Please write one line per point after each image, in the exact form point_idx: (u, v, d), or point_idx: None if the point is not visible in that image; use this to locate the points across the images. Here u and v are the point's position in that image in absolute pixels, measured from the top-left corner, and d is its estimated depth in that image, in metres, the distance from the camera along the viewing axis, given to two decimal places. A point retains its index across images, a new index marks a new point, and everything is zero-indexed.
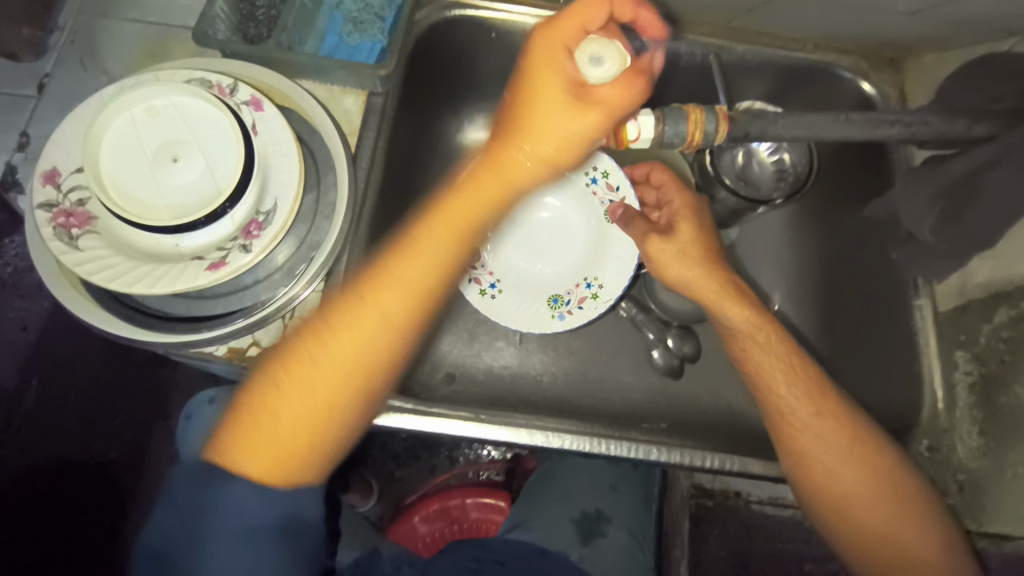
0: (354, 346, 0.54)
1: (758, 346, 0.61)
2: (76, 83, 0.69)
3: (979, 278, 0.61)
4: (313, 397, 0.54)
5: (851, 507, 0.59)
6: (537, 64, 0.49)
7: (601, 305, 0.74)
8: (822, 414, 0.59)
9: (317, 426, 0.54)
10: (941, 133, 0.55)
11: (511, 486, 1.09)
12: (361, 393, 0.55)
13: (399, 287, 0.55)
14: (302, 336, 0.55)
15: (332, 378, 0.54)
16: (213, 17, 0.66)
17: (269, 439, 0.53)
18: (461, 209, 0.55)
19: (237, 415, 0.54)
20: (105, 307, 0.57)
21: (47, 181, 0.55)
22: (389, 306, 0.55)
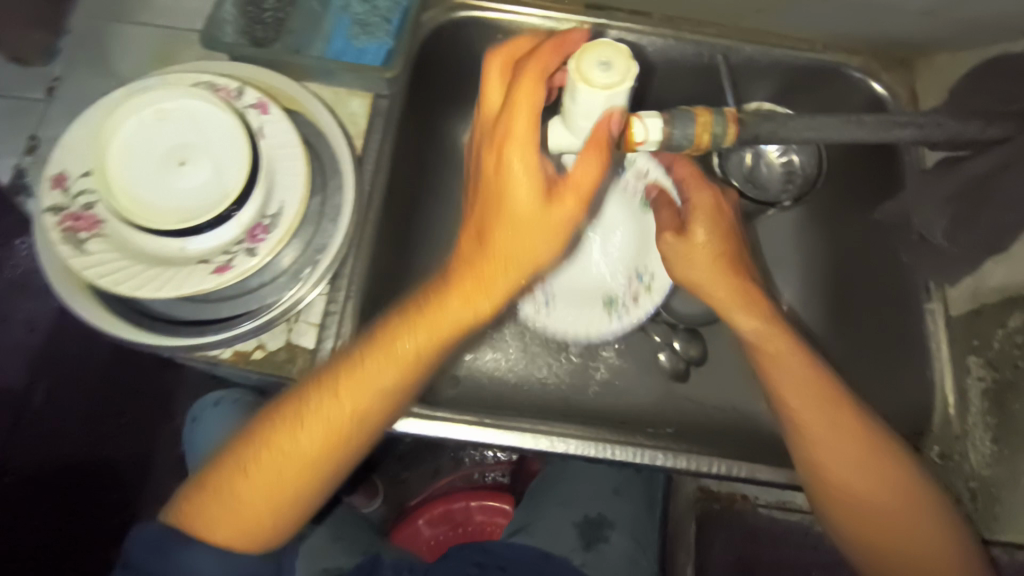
0: (318, 437, 0.54)
1: (770, 351, 0.60)
2: (85, 86, 0.69)
3: (993, 282, 0.60)
4: (275, 482, 0.54)
5: (866, 503, 0.57)
6: (511, 158, 0.49)
7: (655, 297, 0.78)
8: (821, 391, 0.58)
9: (283, 507, 0.55)
10: (955, 135, 0.54)
11: (516, 489, 1.09)
12: (328, 476, 0.56)
13: (361, 389, 0.54)
14: (274, 419, 0.55)
15: (299, 464, 0.54)
16: (221, 20, 0.67)
17: (233, 512, 0.54)
18: (444, 314, 0.53)
19: (206, 484, 0.55)
20: (113, 311, 0.57)
21: (55, 185, 0.56)
22: (354, 405, 0.54)
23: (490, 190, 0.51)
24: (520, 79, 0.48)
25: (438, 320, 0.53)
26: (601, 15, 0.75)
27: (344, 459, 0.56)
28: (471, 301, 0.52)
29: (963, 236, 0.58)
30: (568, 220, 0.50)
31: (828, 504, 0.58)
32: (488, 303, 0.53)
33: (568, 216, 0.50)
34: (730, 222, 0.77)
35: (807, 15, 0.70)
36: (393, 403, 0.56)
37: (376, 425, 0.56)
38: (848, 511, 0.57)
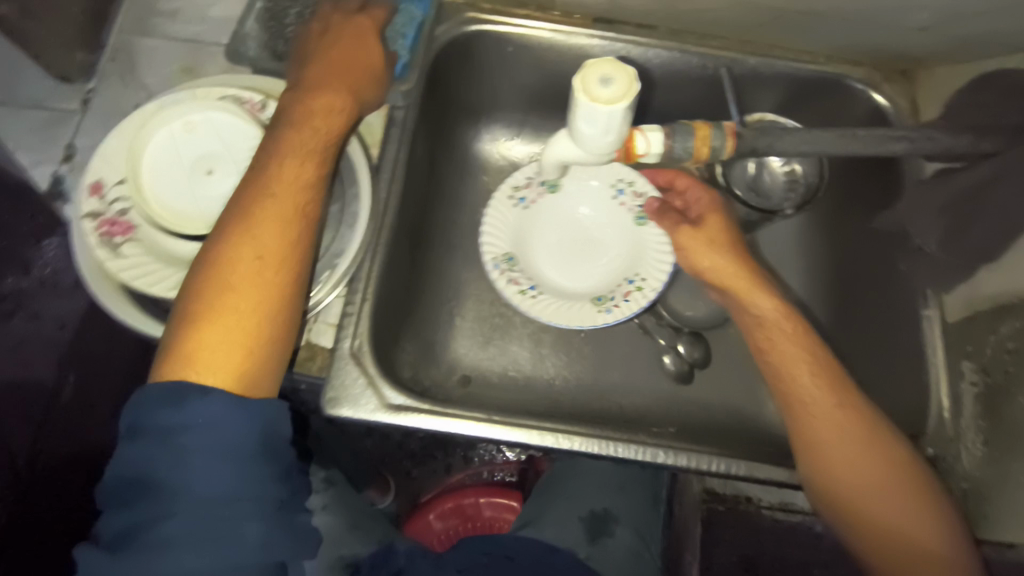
0: (266, 242, 0.55)
1: (783, 332, 0.64)
2: (118, 98, 0.73)
3: (987, 289, 0.62)
4: (240, 302, 0.53)
5: (866, 501, 0.59)
6: (344, 43, 0.66)
7: (649, 296, 0.72)
8: (844, 406, 0.60)
9: (250, 329, 0.52)
10: (947, 149, 0.56)
11: (523, 486, 1.12)
12: (276, 294, 0.54)
13: (281, 193, 0.57)
14: (220, 239, 0.54)
15: (264, 267, 0.54)
16: (245, 36, 0.72)
17: (217, 356, 0.51)
18: (320, 124, 0.61)
19: (177, 331, 0.51)
20: (141, 310, 0.60)
21: (93, 193, 0.59)
22: (294, 195, 0.57)
23: (348, 44, 0.66)
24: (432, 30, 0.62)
25: (307, 141, 0.60)
26: (609, 28, 0.78)
27: (291, 275, 0.55)
28: (331, 114, 0.62)
29: (955, 249, 0.60)
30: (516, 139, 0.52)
31: (845, 519, 0.59)
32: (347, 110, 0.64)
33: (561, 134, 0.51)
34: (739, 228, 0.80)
35: (807, 28, 0.73)
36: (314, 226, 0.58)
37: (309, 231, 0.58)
38: (860, 517, 0.59)
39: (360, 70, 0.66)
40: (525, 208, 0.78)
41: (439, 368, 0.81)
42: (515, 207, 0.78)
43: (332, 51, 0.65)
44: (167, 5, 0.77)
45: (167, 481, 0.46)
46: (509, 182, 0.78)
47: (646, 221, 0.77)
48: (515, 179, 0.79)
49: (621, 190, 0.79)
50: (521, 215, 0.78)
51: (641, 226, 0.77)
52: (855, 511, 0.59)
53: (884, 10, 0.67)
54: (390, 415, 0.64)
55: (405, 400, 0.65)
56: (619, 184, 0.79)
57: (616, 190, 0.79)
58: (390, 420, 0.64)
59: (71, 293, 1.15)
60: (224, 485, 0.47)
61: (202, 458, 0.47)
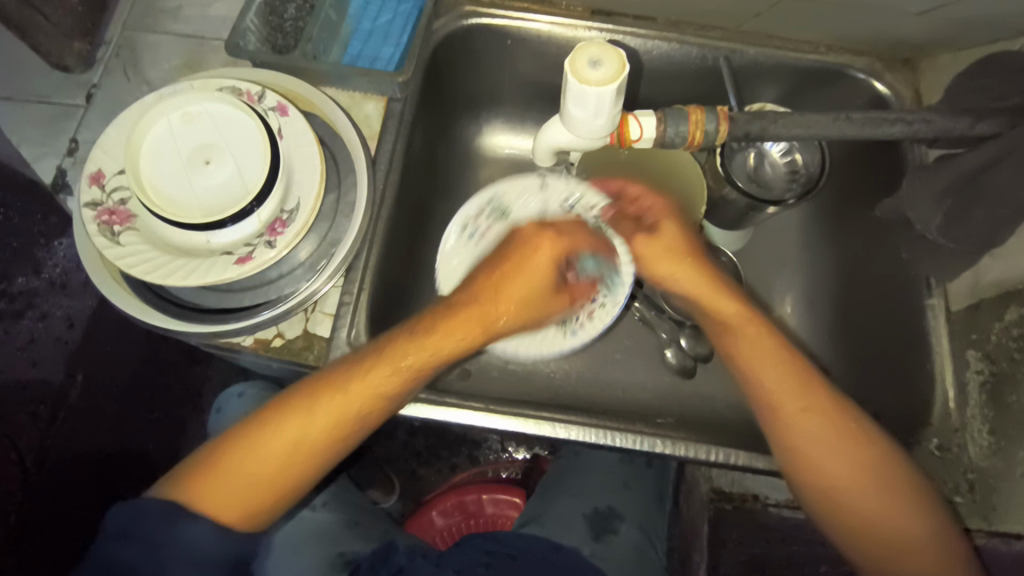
0: (337, 415, 0.55)
1: (753, 345, 0.62)
2: (121, 93, 0.74)
3: (990, 277, 0.61)
4: (276, 460, 0.54)
5: (847, 502, 0.58)
6: (522, 256, 0.61)
7: (612, 312, 0.71)
8: (810, 409, 0.59)
9: (270, 490, 0.54)
10: (944, 130, 0.55)
11: (527, 484, 1.11)
12: (318, 465, 0.56)
13: (373, 379, 0.55)
14: (300, 390, 0.56)
15: (291, 452, 0.54)
16: (244, 29, 0.70)
17: (234, 493, 0.53)
18: (507, 292, 0.60)
19: (213, 454, 0.54)
20: (140, 298, 0.61)
21: (93, 182, 0.60)
22: (389, 373, 0.56)
23: (505, 279, 0.60)
24: (540, 252, 0.61)
25: (445, 345, 0.57)
26: (607, 20, 0.78)
27: (336, 452, 0.56)
28: (500, 293, 0.60)
29: (958, 231, 0.57)
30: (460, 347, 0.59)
31: (819, 503, 0.59)
32: (485, 331, 0.60)
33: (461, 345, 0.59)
34: (738, 221, 0.79)
35: (806, 18, 0.72)
36: (370, 420, 0.57)
37: (375, 421, 0.57)
38: (824, 496, 0.58)
39: (524, 290, 0.61)
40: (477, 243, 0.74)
41: None
42: (468, 243, 0.74)
43: (502, 278, 0.60)
44: (169, 3, 0.78)
45: None
46: (460, 217, 0.75)
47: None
48: (465, 211, 0.74)
49: None
50: (473, 248, 0.74)
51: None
52: (826, 498, 0.58)
53: None
54: None
55: None
56: None
57: None
58: None
59: (80, 293, 1.16)
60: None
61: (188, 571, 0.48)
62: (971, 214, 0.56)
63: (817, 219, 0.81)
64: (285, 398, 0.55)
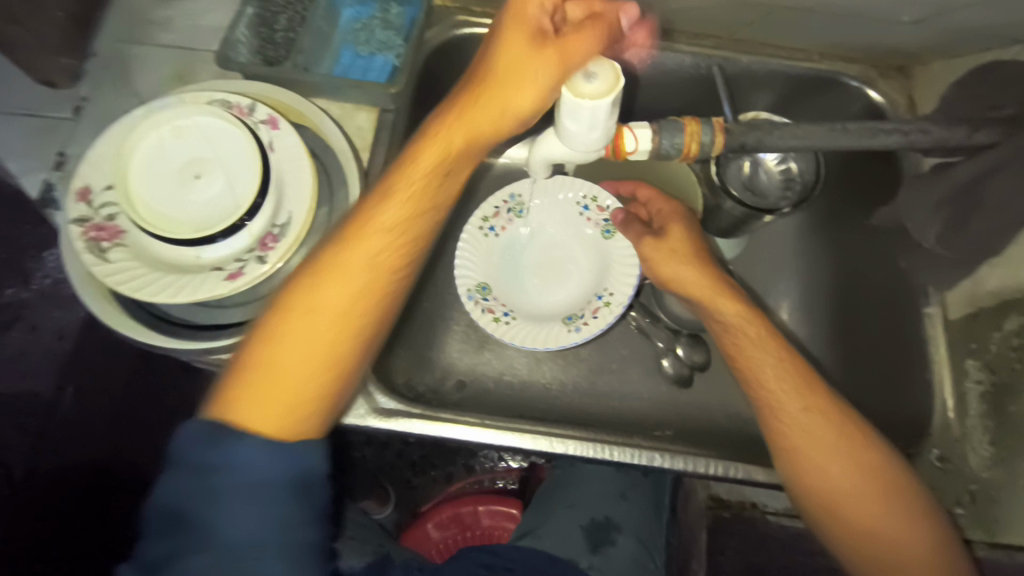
0: (339, 291, 0.53)
1: (753, 346, 0.62)
2: (110, 105, 0.73)
3: (990, 286, 0.61)
4: (297, 355, 0.52)
5: (841, 506, 0.58)
6: (508, 47, 0.48)
7: (616, 311, 0.71)
8: (811, 410, 0.59)
9: (315, 389, 0.53)
10: (942, 141, 0.54)
11: (524, 493, 1.10)
12: (356, 344, 0.54)
13: (366, 232, 0.54)
14: (302, 276, 0.54)
15: (299, 349, 0.52)
16: (235, 42, 0.70)
17: (267, 407, 0.52)
18: (484, 117, 0.50)
19: (239, 379, 0.52)
20: (129, 315, 0.60)
21: (80, 199, 0.59)
22: (392, 221, 0.54)
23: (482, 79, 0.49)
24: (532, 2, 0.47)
25: (474, 130, 0.51)
26: None
27: (373, 320, 0.55)
28: (474, 110, 0.51)
29: (958, 243, 0.57)
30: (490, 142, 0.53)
31: (822, 515, 0.58)
32: (485, 115, 0.50)
33: (530, 102, 0.48)
34: (730, 229, 0.78)
35: (799, 27, 0.72)
36: (399, 294, 0.56)
37: (407, 273, 0.56)
38: (825, 503, 0.58)
39: (519, 94, 0.48)
40: (495, 238, 0.77)
41: (434, 374, 0.80)
42: (485, 237, 0.77)
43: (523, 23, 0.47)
44: (158, 14, 0.77)
45: (197, 518, 0.47)
46: (478, 213, 0.77)
47: (614, 234, 0.76)
48: (483, 209, 0.77)
49: (587, 205, 0.78)
50: (490, 244, 0.77)
51: (608, 240, 0.76)
52: (827, 503, 0.58)
53: (873, 7, 0.66)
54: (382, 421, 0.63)
55: (395, 404, 0.64)
56: (583, 200, 0.78)
57: (582, 205, 0.78)
58: (379, 424, 0.63)
59: (69, 305, 1.15)
60: (257, 536, 0.47)
61: (246, 496, 0.48)
62: (968, 224, 0.56)
63: (813, 227, 0.80)
64: (285, 293, 0.54)
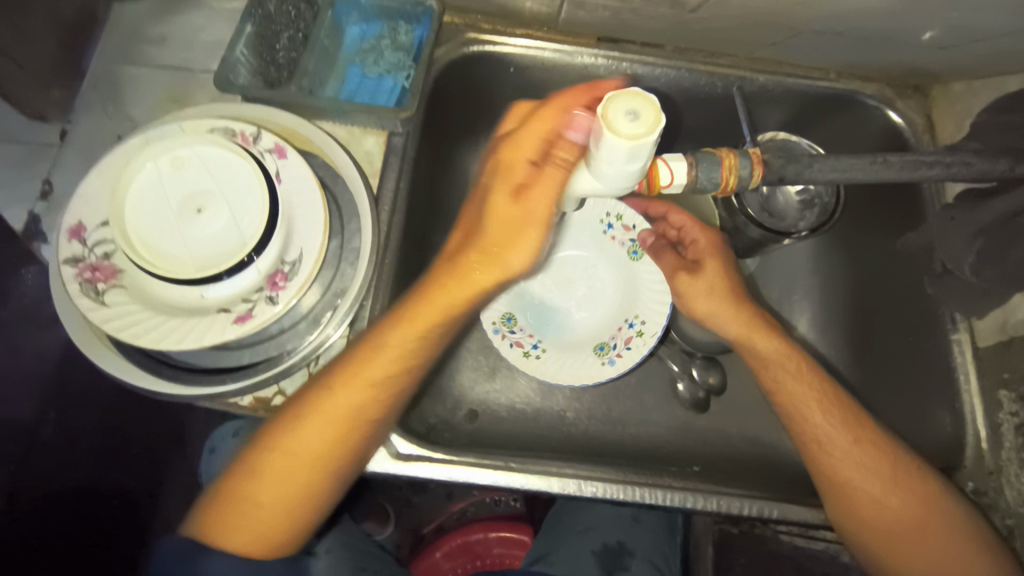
0: (321, 433, 0.58)
1: (796, 384, 0.62)
2: (98, 131, 0.69)
3: (1021, 315, 0.60)
4: (278, 487, 0.58)
5: (897, 537, 0.59)
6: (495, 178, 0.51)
7: (649, 341, 0.69)
8: (860, 442, 0.60)
9: (288, 512, 0.59)
10: (982, 174, 0.52)
11: (533, 516, 1.06)
12: (330, 475, 0.59)
13: (354, 383, 0.57)
14: (287, 415, 0.59)
15: (282, 481, 0.58)
16: (234, 63, 0.65)
17: (254, 521, 0.58)
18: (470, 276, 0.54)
19: (227, 497, 0.59)
20: (131, 360, 0.57)
21: (72, 237, 0.55)
22: (370, 379, 0.57)
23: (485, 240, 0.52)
24: (525, 127, 0.50)
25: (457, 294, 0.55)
26: (614, 47, 0.75)
27: (344, 459, 0.59)
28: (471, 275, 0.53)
29: (993, 271, 0.56)
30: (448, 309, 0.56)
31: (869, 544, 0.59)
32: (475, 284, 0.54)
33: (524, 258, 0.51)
34: (746, 250, 0.77)
35: (819, 48, 0.70)
36: (378, 425, 0.60)
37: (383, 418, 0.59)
38: (880, 539, 0.59)
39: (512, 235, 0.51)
40: None
41: (445, 404, 0.77)
42: None
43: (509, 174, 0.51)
44: (151, 31, 0.73)
45: None
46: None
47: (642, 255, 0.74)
48: None
49: (610, 224, 0.76)
50: None
51: (635, 261, 0.74)
52: (882, 537, 0.59)
53: (899, 30, 0.64)
54: (402, 464, 0.62)
55: (413, 447, 0.62)
56: (607, 219, 0.76)
57: (605, 225, 0.76)
58: (402, 469, 0.61)
59: None
60: None
61: None
62: (1005, 257, 0.54)
63: (830, 247, 0.78)
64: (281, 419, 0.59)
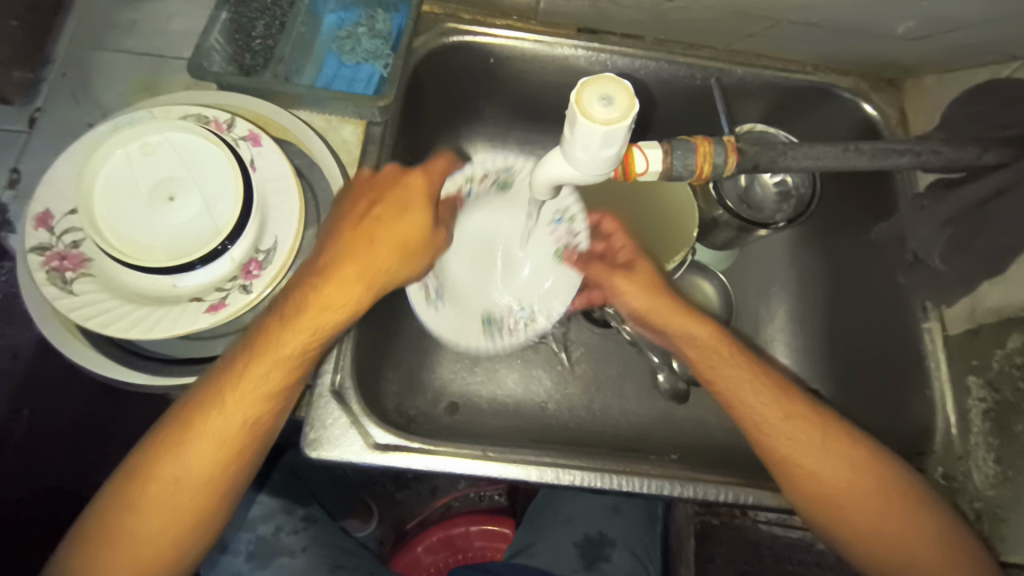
0: (210, 451, 0.54)
1: (718, 355, 0.62)
2: (69, 118, 0.67)
3: (990, 303, 0.61)
4: (161, 515, 0.54)
5: (840, 507, 0.58)
6: (393, 198, 0.56)
7: (530, 336, 0.67)
8: (790, 417, 0.60)
9: (181, 536, 0.54)
10: (950, 162, 0.53)
11: (515, 510, 1.07)
12: (221, 495, 0.55)
13: (250, 390, 0.54)
14: (168, 437, 0.54)
15: (166, 510, 0.54)
16: (209, 49, 0.65)
17: (132, 557, 0.53)
18: (368, 265, 0.54)
19: (98, 539, 0.53)
20: (100, 351, 0.55)
21: (39, 224, 0.54)
22: (266, 382, 0.54)
23: (372, 239, 0.54)
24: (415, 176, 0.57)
25: (369, 270, 0.54)
26: (593, 38, 0.75)
27: (237, 473, 0.56)
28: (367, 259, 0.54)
29: (962, 259, 0.58)
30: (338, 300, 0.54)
31: (831, 520, 0.58)
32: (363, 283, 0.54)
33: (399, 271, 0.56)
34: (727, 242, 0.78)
35: (797, 39, 0.71)
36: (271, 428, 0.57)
37: (279, 418, 0.57)
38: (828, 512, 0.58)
39: (399, 264, 0.56)
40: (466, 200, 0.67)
41: (425, 397, 0.77)
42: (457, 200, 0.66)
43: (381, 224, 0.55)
44: (123, 17, 0.71)
45: None
46: (466, 170, 0.66)
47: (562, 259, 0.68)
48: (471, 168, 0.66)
49: (560, 218, 0.66)
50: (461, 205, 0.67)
51: (555, 263, 0.68)
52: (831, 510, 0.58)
53: (871, 21, 0.65)
54: (379, 455, 0.61)
55: (391, 437, 0.61)
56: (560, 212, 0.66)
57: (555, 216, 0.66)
58: (380, 460, 0.60)
59: None
60: None
61: None
62: (976, 243, 0.56)
63: (805, 239, 0.80)
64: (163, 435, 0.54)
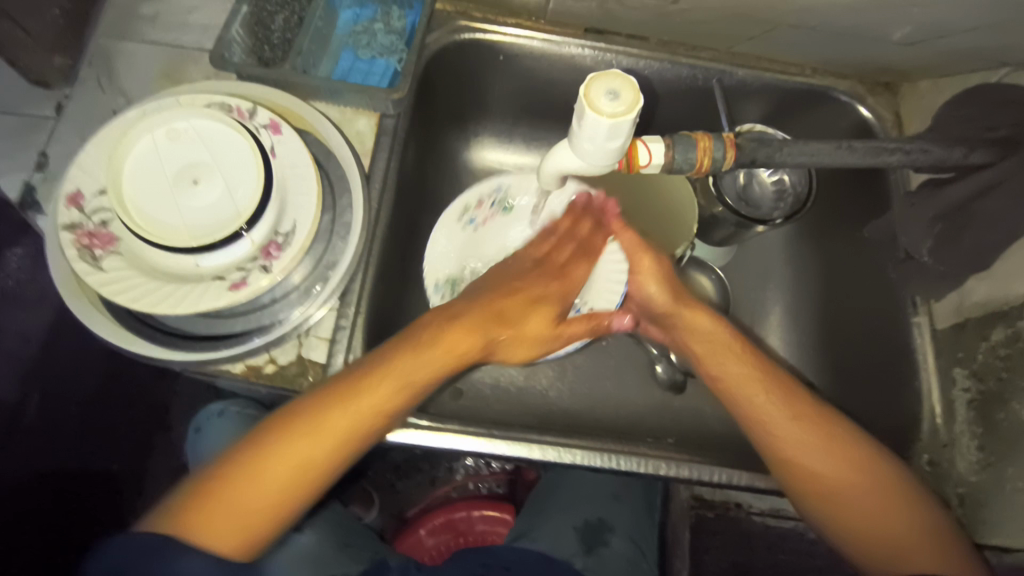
0: (350, 421, 0.55)
1: (727, 354, 0.65)
2: (95, 104, 0.70)
3: (976, 298, 0.64)
4: (273, 474, 0.53)
5: (853, 503, 0.60)
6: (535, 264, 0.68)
7: (593, 329, 0.69)
8: (799, 418, 0.61)
9: (288, 496, 0.54)
10: (940, 161, 0.57)
11: (515, 498, 1.10)
12: (337, 464, 0.56)
13: (388, 379, 0.57)
14: (309, 398, 0.56)
15: (292, 467, 0.54)
16: (229, 41, 0.65)
17: (237, 513, 0.52)
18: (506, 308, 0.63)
19: (202, 493, 0.52)
20: (127, 328, 0.58)
21: (71, 204, 0.57)
22: (402, 378, 0.57)
23: (516, 299, 0.64)
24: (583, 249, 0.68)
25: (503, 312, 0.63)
26: (600, 38, 0.78)
27: (358, 447, 0.57)
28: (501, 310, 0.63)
29: (948, 254, 0.61)
30: (469, 346, 0.61)
31: (816, 505, 0.61)
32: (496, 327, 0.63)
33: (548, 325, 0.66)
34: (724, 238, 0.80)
35: (796, 43, 0.74)
36: (393, 419, 0.59)
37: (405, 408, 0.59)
38: (832, 507, 0.60)
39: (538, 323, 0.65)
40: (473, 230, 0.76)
41: None
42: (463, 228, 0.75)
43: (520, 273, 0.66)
44: (147, 9, 0.74)
45: None
46: (460, 201, 0.75)
47: None
48: (467, 198, 0.75)
49: (554, 204, 0.71)
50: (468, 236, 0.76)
51: None
52: (831, 504, 0.60)
53: (869, 27, 0.67)
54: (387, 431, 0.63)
55: None
56: (544, 199, 0.71)
57: (546, 204, 0.71)
58: (388, 437, 0.63)
59: None
60: None
61: None
62: (962, 239, 0.59)
63: (800, 238, 0.83)
64: (325, 392, 0.56)
